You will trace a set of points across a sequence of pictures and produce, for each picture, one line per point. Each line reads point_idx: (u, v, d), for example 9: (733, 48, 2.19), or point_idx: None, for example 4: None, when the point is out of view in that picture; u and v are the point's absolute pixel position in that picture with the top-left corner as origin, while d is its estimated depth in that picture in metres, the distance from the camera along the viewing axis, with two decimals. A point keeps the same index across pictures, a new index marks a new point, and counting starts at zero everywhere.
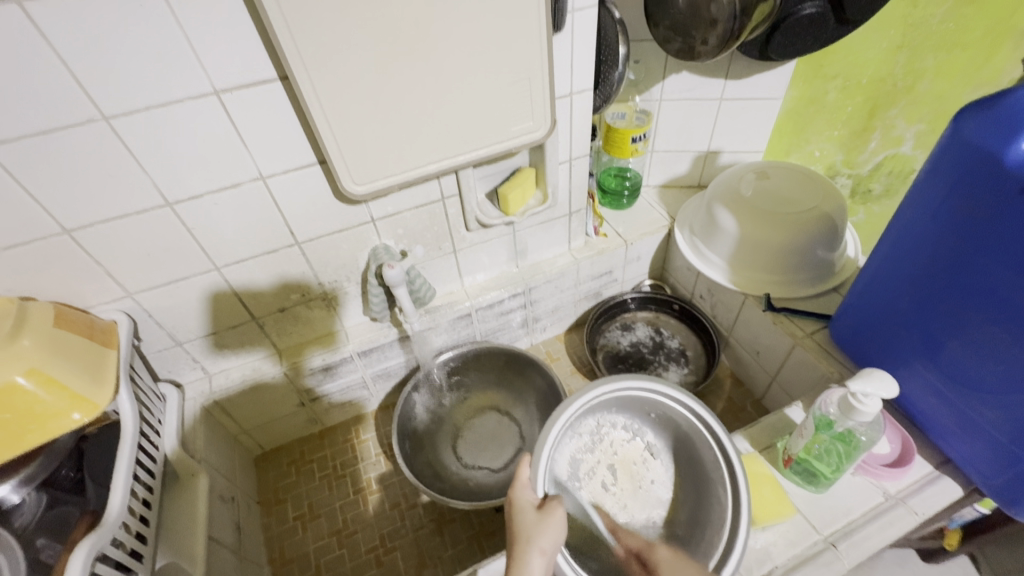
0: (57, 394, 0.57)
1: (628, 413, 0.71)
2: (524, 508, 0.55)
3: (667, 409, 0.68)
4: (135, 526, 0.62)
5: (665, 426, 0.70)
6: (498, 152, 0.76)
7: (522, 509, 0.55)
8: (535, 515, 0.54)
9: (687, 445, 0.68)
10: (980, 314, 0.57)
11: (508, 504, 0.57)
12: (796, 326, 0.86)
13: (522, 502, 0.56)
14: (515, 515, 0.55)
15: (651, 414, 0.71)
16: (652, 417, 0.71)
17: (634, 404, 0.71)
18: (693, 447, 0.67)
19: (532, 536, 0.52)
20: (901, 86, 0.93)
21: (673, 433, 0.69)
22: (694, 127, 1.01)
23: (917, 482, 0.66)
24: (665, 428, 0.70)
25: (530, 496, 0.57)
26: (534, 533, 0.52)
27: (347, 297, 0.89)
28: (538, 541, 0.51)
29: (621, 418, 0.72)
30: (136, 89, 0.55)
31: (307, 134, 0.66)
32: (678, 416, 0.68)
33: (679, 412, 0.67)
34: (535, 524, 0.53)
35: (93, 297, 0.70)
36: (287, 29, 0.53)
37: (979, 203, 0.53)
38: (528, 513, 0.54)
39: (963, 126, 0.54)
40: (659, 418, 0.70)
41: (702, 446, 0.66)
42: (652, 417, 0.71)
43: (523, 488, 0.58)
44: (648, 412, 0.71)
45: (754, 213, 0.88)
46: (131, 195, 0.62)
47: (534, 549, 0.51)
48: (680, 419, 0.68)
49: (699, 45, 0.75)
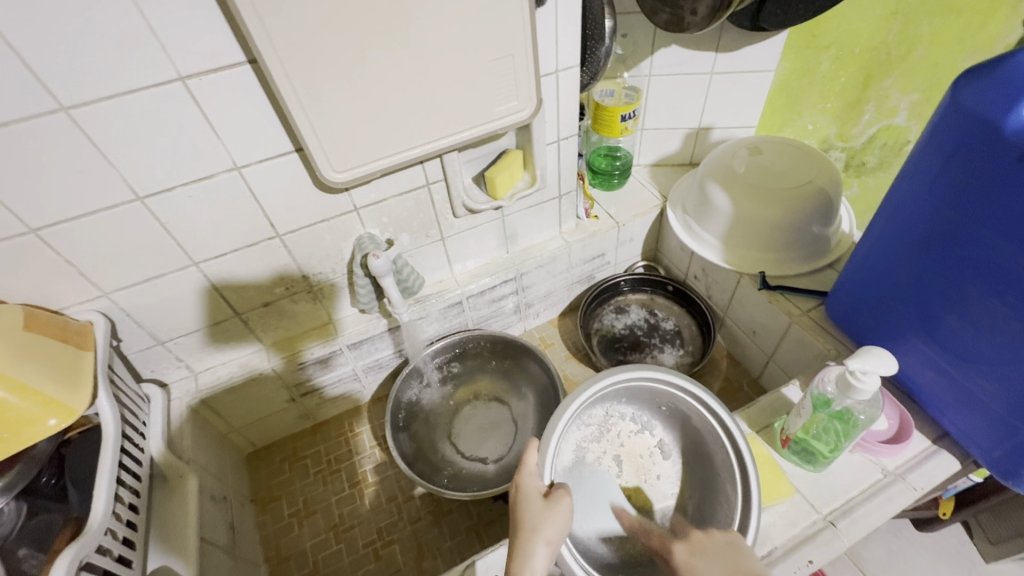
0: (29, 401, 0.54)
1: (638, 406, 0.71)
2: (531, 496, 0.54)
3: (678, 401, 0.68)
4: (122, 533, 0.60)
5: (674, 419, 0.70)
6: (482, 135, 0.73)
7: (529, 496, 0.54)
8: (541, 504, 0.53)
9: (697, 441, 0.67)
10: (976, 286, 0.55)
11: (514, 490, 0.56)
12: (792, 304, 0.85)
13: (527, 488, 0.55)
14: (519, 503, 0.54)
15: (662, 407, 0.70)
16: (663, 411, 0.70)
17: (645, 396, 0.70)
18: (704, 443, 0.66)
19: (536, 526, 0.51)
20: (896, 54, 0.89)
21: (682, 425, 0.69)
22: (684, 103, 0.99)
23: (916, 457, 0.66)
24: (675, 422, 0.70)
25: (536, 483, 0.56)
26: (539, 523, 0.51)
27: (333, 289, 0.87)
28: (543, 530, 0.50)
29: (630, 410, 0.71)
30: (92, 76, 0.52)
31: (280, 120, 0.63)
32: (689, 409, 0.67)
33: (691, 405, 0.66)
34: (541, 513, 0.52)
35: (68, 297, 0.67)
36: (252, 8, 0.50)
37: (974, 173, 0.52)
38: (535, 501, 0.53)
39: (961, 93, 0.52)
40: (668, 412, 0.70)
41: (713, 443, 0.65)
42: (663, 411, 0.70)
43: (530, 474, 0.57)
44: (659, 405, 0.70)
45: (748, 191, 0.86)
46: (97, 190, 0.59)
47: (538, 539, 0.50)
48: (691, 411, 0.67)
49: (688, 16, 0.72)
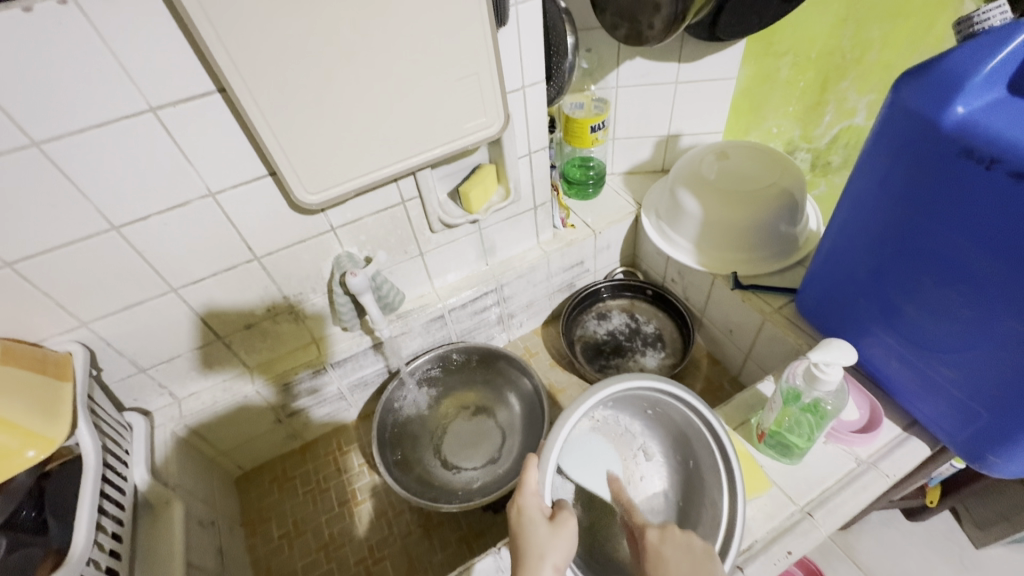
0: (7, 433, 0.55)
1: (624, 410, 0.69)
2: (535, 520, 0.51)
3: (669, 407, 0.66)
4: (105, 562, 0.60)
5: (661, 423, 0.69)
6: (453, 152, 0.75)
7: (534, 521, 0.51)
8: (547, 528, 0.50)
9: (684, 445, 0.67)
10: (932, 277, 0.58)
11: (515, 511, 0.53)
12: (764, 301, 0.87)
13: (531, 510, 0.52)
14: (523, 527, 0.51)
15: (648, 411, 0.69)
16: (649, 414, 0.69)
17: (633, 401, 0.68)
18: (690, 446, 0.66)
19: (544, 552, 0.49)
20: (850, 58, 0.93)
21: (670, 428, 0.68)
22: (653, 113, 1.02)
23: (888, 444, 0.68)
24: (661, 424, 0.69)
25: (538, 503, 0.53)
26: (547, 549, 0.49)
27: (313, 309, 0.87)
28: (552, 557, 0.49)
29: (615, 414, 0.69)
30: (62, 112, 0.53)
31: (253, 146, 0.64)
32: (680, 416, 0.66)
33: (683, 414, 0.65)
34: (548, 538, 0.50)
35: (46, 329, 0.68)
36: (219, 41, 0.52)
37: (920, 168, 0.54)
38: (540, 525, 0.51)
39: (901, 94, 0.55)
40: (656, 416, 0.69)
41: (701, 449, 0.65)
42: (649, 414, 0.69)
43: (532, 494, 0.53)
44: (645, 409, 0.69)
45: (716, 194, 0.89)
46: (72, 221, 0.60)
47: (547, 566, 0.48)
48: (682, 420, 0.66)
49: (646, 31, 0.74)
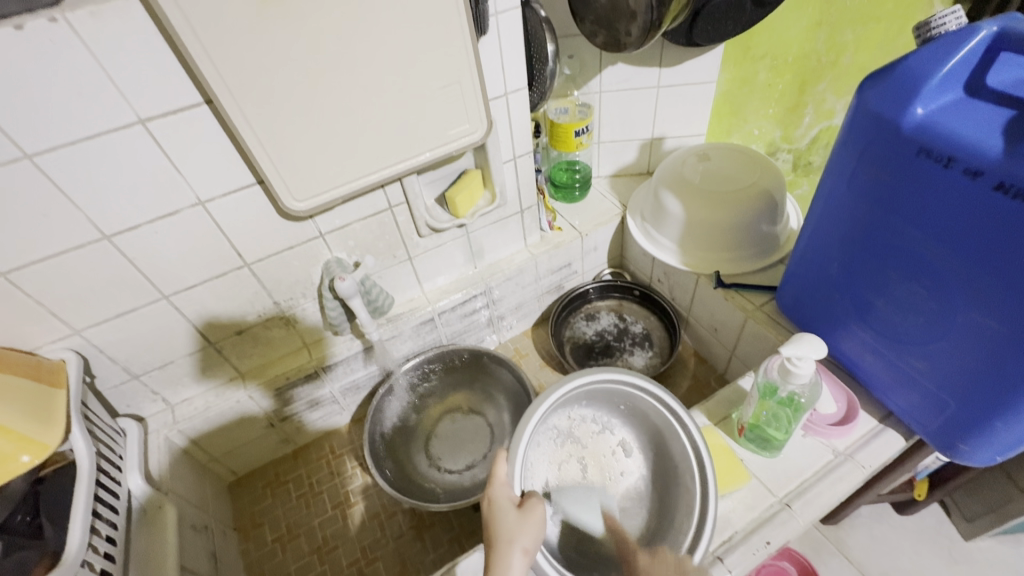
0: (3, 439, 0.56)
1: (600, 407, 0.72)
2: (504, 507, 0.53)
3: (638, 400, 0.69)
4: (100, 564, 0.62)
5: (634, 417, 0.71)
6: (439, 157, 0.77)
7: (502, 508, 0.53)
8: (515, 513, 0.52)
9: (658, 437, 0.69)
10: (898, 272, 0.60)
11: (486, 502, 0.54)
12: (746, 299, 0.89)
13: (500, 499, 0.54)
14: (493, 515, 0.53)
15: (621, 406, 0.71)
16: (623, 410, 0.72)
17: (605, 397, 0.71)
18: (663, 439, 0.68)
19: (513, 536, 0.50)
20: (826, 61, 0.97)
21: (644, 421, 0.70)
22: (636, 116, 1.04)
23: (865, 436, 0.69)
24: (636, 419, 0.71)
25: (508, 493, 0.55)
26: (515, 533, 0.50)
27: (304, 314, 0.89)
28: (521, 541, 0.50)
29: (590, 411, 0.72)
30: (53, 126, 0.54)
31: (241, 156, 0.66)
32: (649, 408, 0.68)
33: (652, 405, 0.67)
34: (517, 524, 0.51)
35: (40, 338, 0.69)
36: (206, 56, 0.54)
37: (883, 167, 0.57)
38: (509, 512, 0.53)
39: (865, 96, 0.57)
40: (629, 410, 0.71)
41: (672, 438, 0.66)
42: (622, 409, 0.72)
43: (502, 484, 0.55)
44: (619, 404, 0.71)
45: (697, 196, 0.91)
46: (64, 232, 0.62)
47: (516, 550, 0.49)
48: (652, 411, 0.68)
49: (624, 37, 0.76)
